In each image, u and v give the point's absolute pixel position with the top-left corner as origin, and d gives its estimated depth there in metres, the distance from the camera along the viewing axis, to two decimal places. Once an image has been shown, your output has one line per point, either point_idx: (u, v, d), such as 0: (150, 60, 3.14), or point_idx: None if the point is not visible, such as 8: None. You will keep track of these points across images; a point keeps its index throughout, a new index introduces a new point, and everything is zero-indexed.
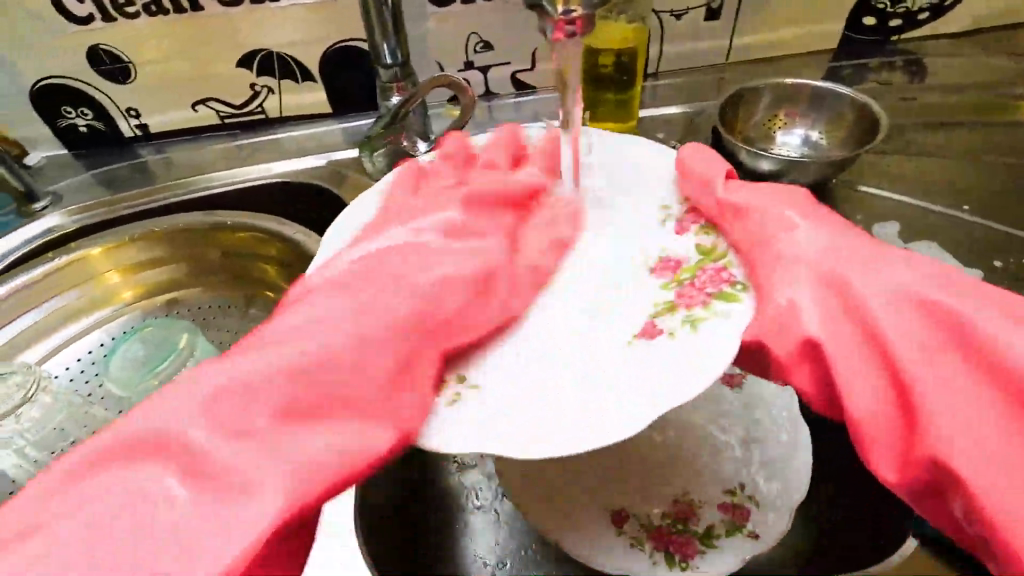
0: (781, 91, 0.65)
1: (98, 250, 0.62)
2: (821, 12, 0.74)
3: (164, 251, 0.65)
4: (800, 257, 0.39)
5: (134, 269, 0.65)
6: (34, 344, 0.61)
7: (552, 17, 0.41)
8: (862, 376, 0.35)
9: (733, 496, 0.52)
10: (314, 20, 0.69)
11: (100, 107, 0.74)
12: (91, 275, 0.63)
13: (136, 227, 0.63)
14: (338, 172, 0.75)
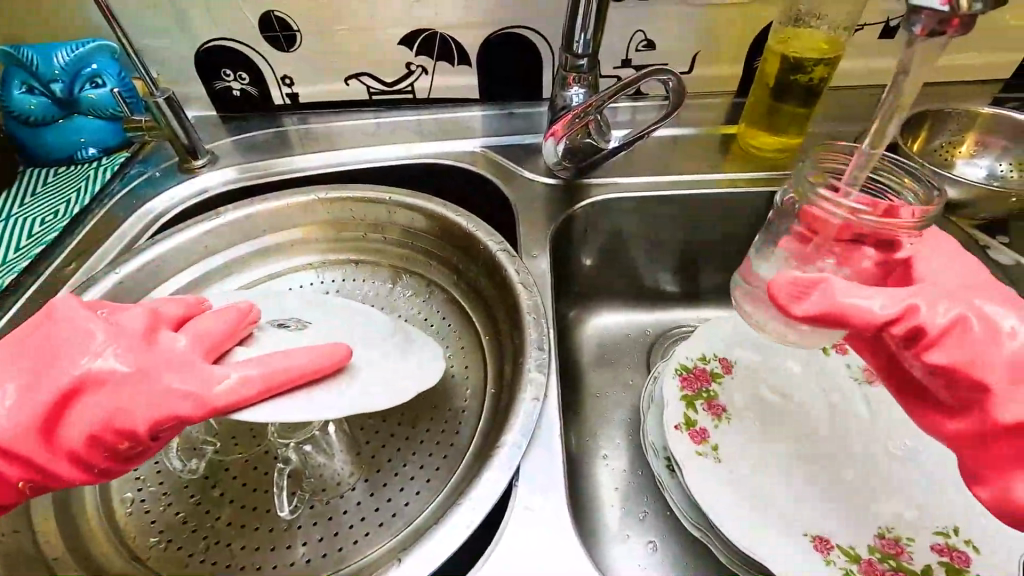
0: (972, 117, 0.62)
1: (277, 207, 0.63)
2: (1000, 38, 0.71)
3: (336, 218, 0.64)
4: (895, 295, 0.36)
5: (308, 229, 0.65)
6: (212, 285, 0.62)
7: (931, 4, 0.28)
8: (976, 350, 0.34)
9: (946, 536, 0.42)
10: (486, 3, 0.68)
11: (256, 72, 0.75)
12: (270, 228, 0.64)
13: (326, 188, 0.63)
14: (482, 156, 0.74)
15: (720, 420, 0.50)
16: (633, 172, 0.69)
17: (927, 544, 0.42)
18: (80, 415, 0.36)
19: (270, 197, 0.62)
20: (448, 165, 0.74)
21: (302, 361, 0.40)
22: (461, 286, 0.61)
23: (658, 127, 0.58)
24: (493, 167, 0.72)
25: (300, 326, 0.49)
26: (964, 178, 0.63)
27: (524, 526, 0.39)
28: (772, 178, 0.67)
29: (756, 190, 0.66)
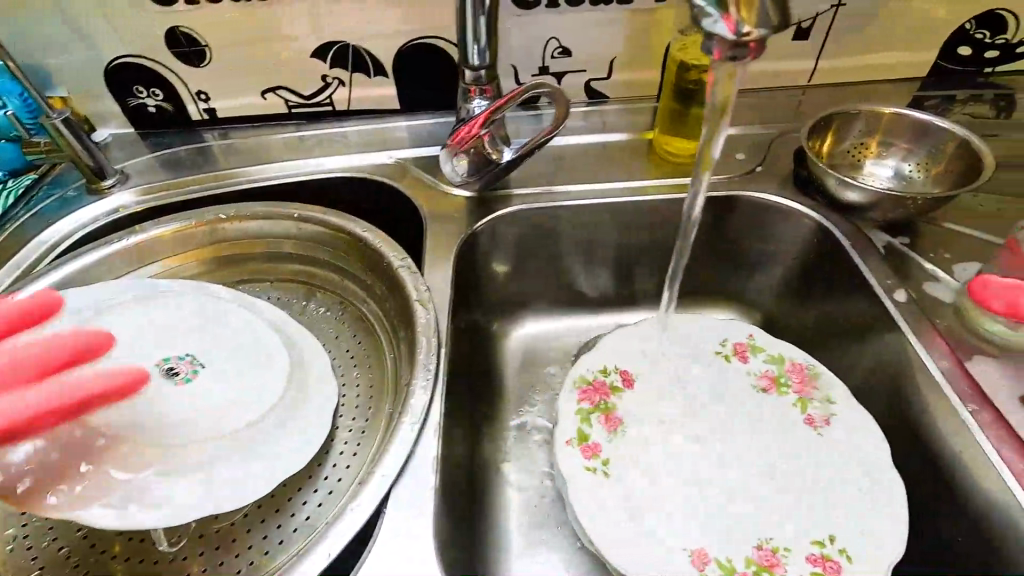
0: (877, 119, 0.62)
1: (167, 233, 0.61)
2: (912, 38, 0.72)
3: (234, 239, 0.63)
4: None
5: (206, 251, 0.63)
6: None
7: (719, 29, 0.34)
8: None
9: (822, 546, 0.43)
10: (394, 13, 0.67)
11: (170, 88, 0.74)
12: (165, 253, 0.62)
13: (222, 207, 0.62)
14: (402, 168, 0.73)
15: (614, 432, 0.49)
16: (549, 181, 0.69)
17: (802, 552, 0.42)
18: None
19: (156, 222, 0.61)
20: (367, 178, 0.73)
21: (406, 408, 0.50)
22: (368, 302, 0.61)
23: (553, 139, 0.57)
24: (412, 179, 0.71)
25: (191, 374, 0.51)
26: (872, 180, 0.63)
27: (387, 554, 0.38)
28: None
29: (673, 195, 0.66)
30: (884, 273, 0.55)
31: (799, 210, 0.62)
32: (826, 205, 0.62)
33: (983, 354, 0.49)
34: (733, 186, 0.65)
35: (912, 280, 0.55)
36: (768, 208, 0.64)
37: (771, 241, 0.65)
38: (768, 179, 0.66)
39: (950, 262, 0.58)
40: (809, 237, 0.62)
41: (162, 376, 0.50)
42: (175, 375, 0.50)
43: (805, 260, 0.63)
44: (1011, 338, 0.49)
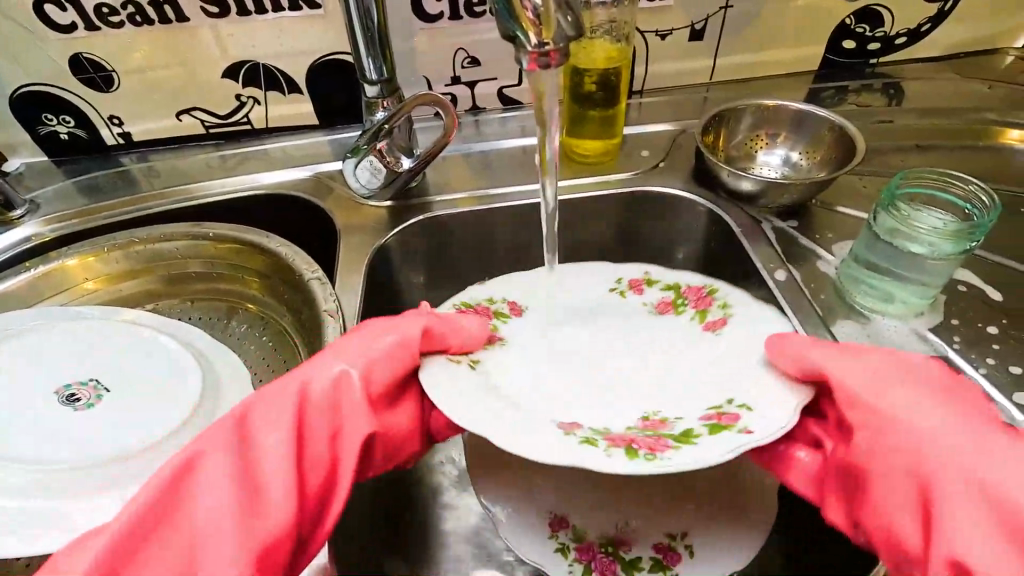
0: (762, 113, 0.66)
1: (74, 261, 0.61)
2: (800, 35, 0.76)
3: (144, 262, 0.63)
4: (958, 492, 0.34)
5: (117, 276, 0.63)
6: None
7: (524, 46, 0.37)
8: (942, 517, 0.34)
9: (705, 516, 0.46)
10: (300, 31, 0.68)
11: (80, 114, 0.73)
12: (73, 282, 0.62)
13: (127, 233, 0.62)
14: (321, 182, 0.74)
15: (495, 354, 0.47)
16: (465, 187, 0.71)
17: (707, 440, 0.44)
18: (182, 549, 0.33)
19: (61, 252, 0.61)
20: (288, 194, 0.74)
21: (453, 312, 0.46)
22: (286, 316, 0.62)
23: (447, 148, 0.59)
24: (331, 193, 0.73)
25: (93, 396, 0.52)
26: (764, 169, 0.67)
27: None
28: (608, 181, 0.68)
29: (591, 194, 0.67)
30: (769, 256, 0.59)
31: (698, 202, 0.66)
32: (722, 196, 0.65)
33: (857, 325, 0.53)
34: (638, 182, 0.68)
35: (797, 260, 0.59)
36: (670, 201, 0.67)
37: (677, 232, 0.69)
38: (670, 173, 0.69)
39: (834, 241, 0.62)
40: (709, 226, 0.66)
41: (61, 404, 0.51)
42: (76, 402, 0.51)
43: (708, 248, 0.67)
44: (880, 308, 0.53)
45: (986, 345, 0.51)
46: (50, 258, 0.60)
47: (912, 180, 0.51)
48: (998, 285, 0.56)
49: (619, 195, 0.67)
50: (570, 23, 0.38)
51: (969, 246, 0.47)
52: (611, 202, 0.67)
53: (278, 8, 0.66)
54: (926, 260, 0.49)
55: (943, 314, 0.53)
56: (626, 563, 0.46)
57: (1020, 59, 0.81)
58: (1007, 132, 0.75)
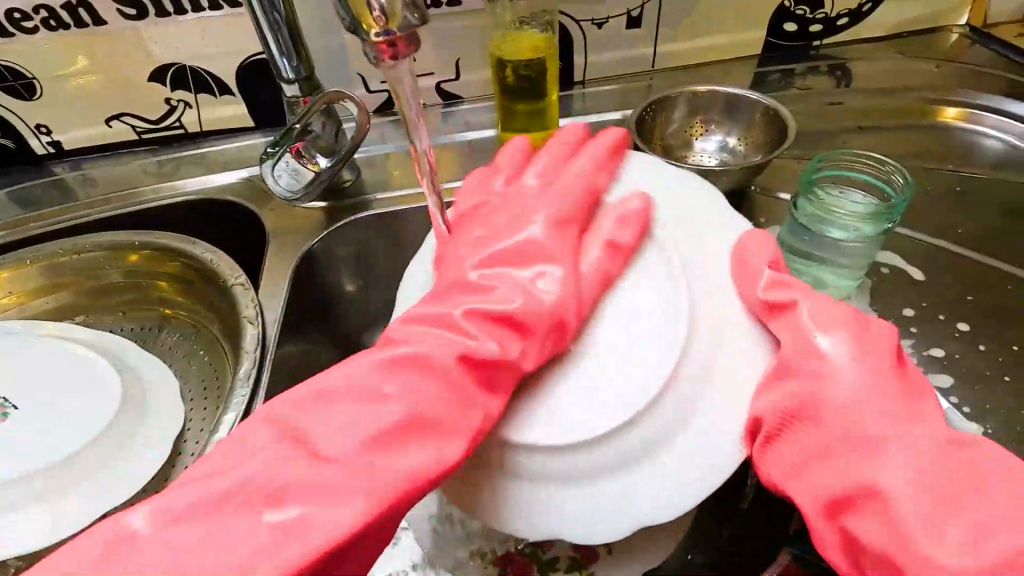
0: (695, 100, 0.65)
1: None
2: (740, 18, 0.75)
3: (67, 274, 0.61)
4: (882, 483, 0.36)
5: (40, 290, 0.62)
6: None
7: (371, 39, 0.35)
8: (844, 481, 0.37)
9: None
10: (225, 32, 0.67)
11: (6, 124, 0.71)
12: None
13: (46, 246, 0.60)
14: (258, 185, 0.73)
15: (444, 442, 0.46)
16: (403, 184, 0.70)
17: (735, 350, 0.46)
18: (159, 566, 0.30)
19: None
20: (223, 199, 0.72)
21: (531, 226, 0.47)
22: (215, 324, 0.60)
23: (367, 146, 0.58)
24: (266, 195, 0.71)
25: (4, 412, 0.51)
26: (702, 157, 0.66)
27: None
28: None
29: None
30: None
31: None
32: None
33: None
34: None
35: None
36: None
37: None
38: None
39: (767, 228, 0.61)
40: None
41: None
42: None
43: None
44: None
45: (906, 328, 0.51)
46: None
47: (829, 164, 0.50)
48: (924, 265, 0.56)
49: None
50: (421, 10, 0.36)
51: (888, 228, 0.46)
52: None
53: (199, 9, 0.64)
54: (848, 244, 0.48)
55: (870, 298, 0.53)
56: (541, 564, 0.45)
57: (963, 36, 0.80)
58: (941, 111, 0.74)
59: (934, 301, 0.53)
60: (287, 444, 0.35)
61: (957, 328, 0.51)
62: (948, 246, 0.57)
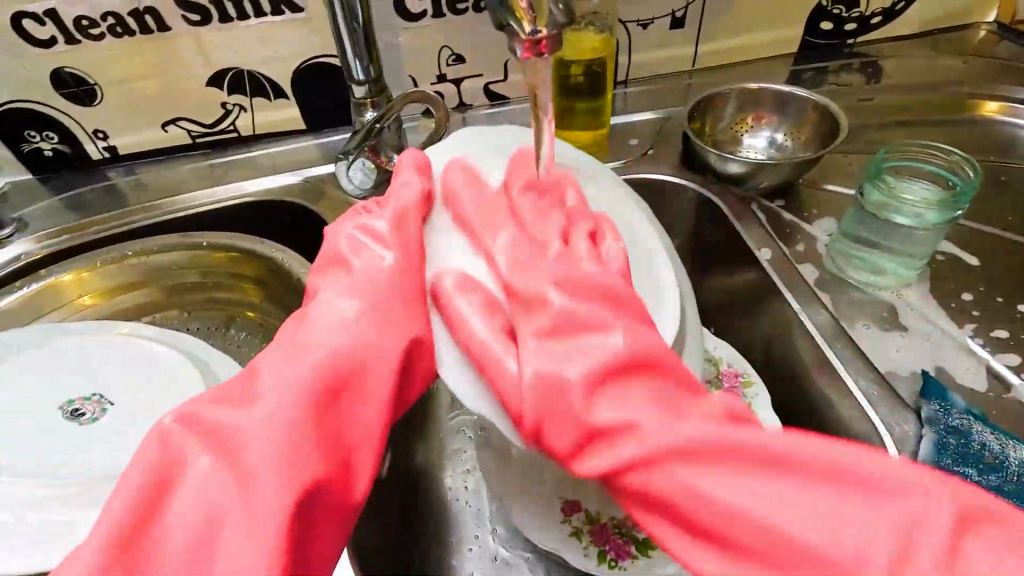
0: (744, 97, 0.67)
1: (68, 277, 0.61)
2: (778, 17, 0.77)
3: (138, 275, 0.63)
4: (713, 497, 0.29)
5: (111, 292, 0.63)
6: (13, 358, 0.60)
7: (518, 34, 0.37)
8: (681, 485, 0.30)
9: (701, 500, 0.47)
10: (284, 36, 0.68)
11: (64, 130, 0.72)
12: (67, 299, 0.61)
13: (119, 248, 0.61)
14: (313, 186, 0.74)
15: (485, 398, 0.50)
16: None
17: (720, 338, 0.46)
18: (193, 533, 0.29)
19: (54, 269, 0.60)
20: (280, 200, 0.74)
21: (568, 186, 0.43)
22: (286, 322, 0.62)
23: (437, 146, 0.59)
24: (323, 196, 0.73)
25: (101, 408, 0.52)
26: (751, 152, 0.68)
27: None
28: None
29: None
30: (760, 237, 0.60)
31: (687, 185, 0.66)
32: (713, 180, 0.65)
33: (850, 300, 0.54)
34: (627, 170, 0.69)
35: (784, 242, 0.60)
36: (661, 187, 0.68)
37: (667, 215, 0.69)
38: (658, 160, 0.70)
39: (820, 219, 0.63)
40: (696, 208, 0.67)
41: (67, 419, 0.51)
42: (81, 417, 0.51)
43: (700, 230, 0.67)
44: (872, 283, 0.54)
45: (966, 311, 0.53)
46: (42, 276, 0.60)
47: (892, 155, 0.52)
48: (976, 251, 0.58)
49: None
50: (561, 12, 0.38)
51: (954, 214, 0.48)
52: None
53: (260, 14, 0.66)
54: (913, 230, 0.50)
55: (929, 284, 0.55)
56: (639, 542, 0.46)
57: (991, 32, 0.83)
58: (984, 105, 0.77)
59: (990, 285, 0.55)
60: (280, 362, 0.35)
61: (1018, 309, 0.53)
62: (998, 233, 0.59)
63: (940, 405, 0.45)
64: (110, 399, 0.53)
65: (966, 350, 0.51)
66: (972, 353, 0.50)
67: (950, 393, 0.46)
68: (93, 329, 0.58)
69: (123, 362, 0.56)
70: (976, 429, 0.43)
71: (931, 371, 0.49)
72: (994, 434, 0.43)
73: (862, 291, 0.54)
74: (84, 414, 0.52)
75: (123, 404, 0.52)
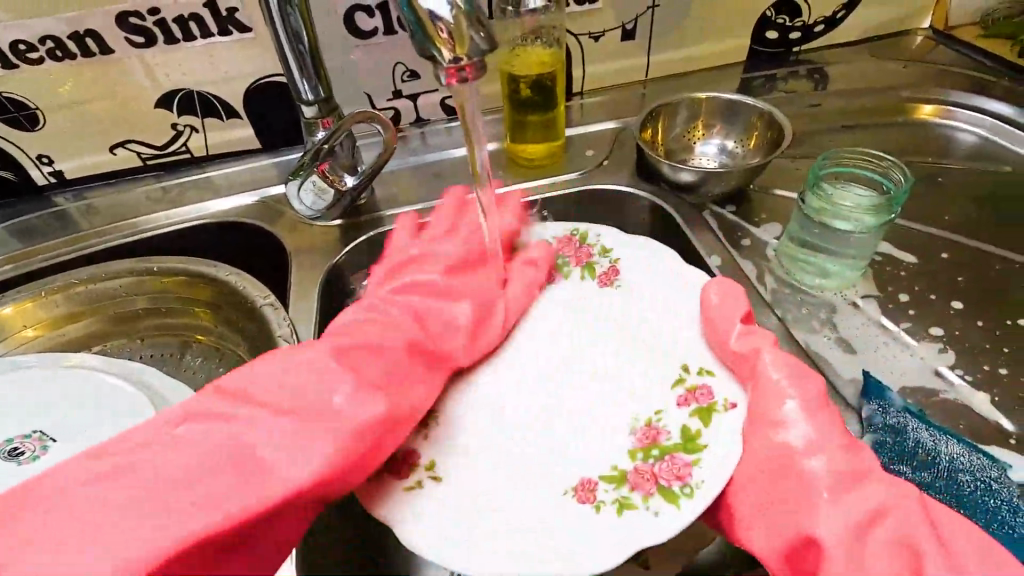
0: (694, 106, 0.69)
1: (10, 309, 0.58)
2: (726, 28, 0.79)
3: (86, 303, 0.61)
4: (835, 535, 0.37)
5: (57, 322, 0.61)
6: None
7: (442, 63, 0.38)
8: (800, 519, 0.38)
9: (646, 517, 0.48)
10: (233, 56, 0.67)
11: (6, 156, 0.70)
12: (9, 332, 0.59)
13: (63, 277, 0.60)
14: (269, 206, 0.73)
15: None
16: (416, 199, 0.72)
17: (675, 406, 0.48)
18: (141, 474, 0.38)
19: None
20: (235, 221, 0.72)
21: (765, 360, 0.44)
22: (243, 346, 0.61)
23: (388, 164, 0.59)
24: (279, 215, 0.72)
25: (43, 446, 0.50)
26: (703, 159, 0.70)
27: None
28: (554, 183, 0.69)
29: (539, 196, 0.68)
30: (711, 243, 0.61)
31: (642, 194, 0.67)
32: (667, 188, 0.66)
33: (797, 302, 0.55)
34: (584, 181, 0.69)
35: (736, 247, 0.61)
36: (617, 196, 0.68)
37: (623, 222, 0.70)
38: (614, 170, 0.71)
39: (770, 224, 0.65)
40: (650, 217, 0.68)
41: (5, 459, 0.49)
42: (22, 457, 0.50)
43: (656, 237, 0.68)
44: (817, 284, 0.56)
45: (905, 310, 0.55)
46: None
47: (832, 162, 0.54)
48: (914, 251, 0.60)
49: (565, 194, 0.68)
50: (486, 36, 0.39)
51: (890, 218, 0.50)
52: (559, 203, 0.68)
53: (207, 35, 0.65)
54: (852, 235, 0.52)
55: (872, 284, 0.57)
56: None
57: (928, 38, 0.87)
58: (921, 108, 0.80)
59: (930, 284, 0.57)
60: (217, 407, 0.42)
61: (953, 305, 0.55)
62: (936, 233, 0.62)
63: (878, 404, 0.46)
64: (53, 435, 0.51)
65: (904, 346, 0.52)
66: (909, 348, 0.52)
67: (889, 391, 0.47)
68: (36, 362, 0.56)
69: (67, 396, 0.54)
70: (913, 427, 0.45)
71: (870, 370, 0.51)
72: (929, 432, 0.44)
73: (809, 295, 0.56)
74: (26, 454, 0.50)
75: (68, 440, 0.51)
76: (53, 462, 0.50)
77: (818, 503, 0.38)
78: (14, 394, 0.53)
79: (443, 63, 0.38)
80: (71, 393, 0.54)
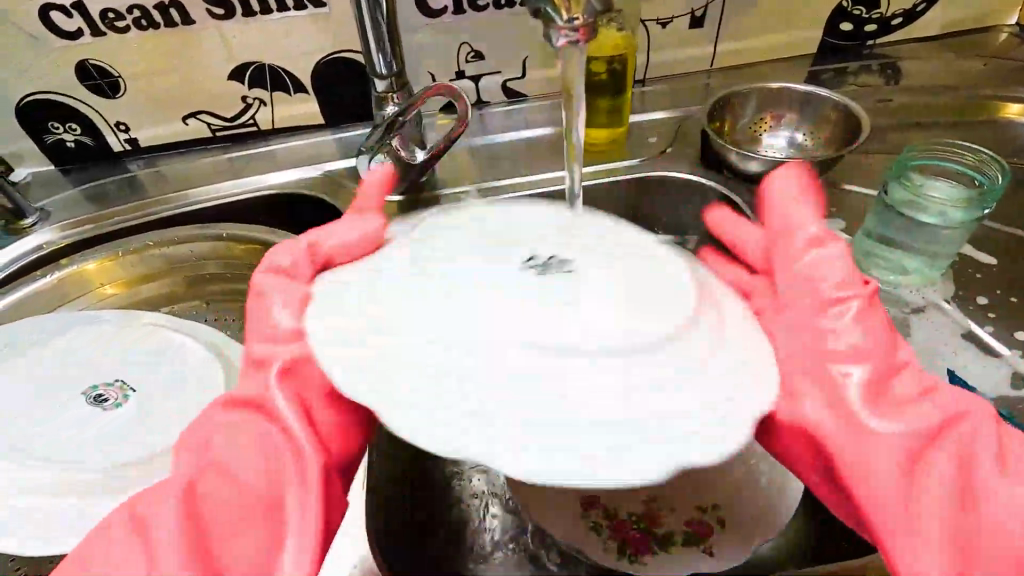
0: (765, 96, 0.67)
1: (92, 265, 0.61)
2: (800, 17, 0.77)
3: (159, 264, 0.63)
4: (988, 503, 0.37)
5: (132, 282, 0.64)
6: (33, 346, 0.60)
7: (555, 22, 0.38)
8: (889, 468, 0.39)
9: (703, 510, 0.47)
10: (306, 31, 0.69)
11: (87, 122, 0.73)
12: (88, 289, 0.62)
13: (142, 236, 0.63)
14: (331, 180, 0.75)
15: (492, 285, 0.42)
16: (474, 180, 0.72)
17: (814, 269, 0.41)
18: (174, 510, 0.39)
19: (78, 258, 0.61)
20: (298, 194, 0.74)
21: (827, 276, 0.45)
22: None
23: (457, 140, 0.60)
24: (340, 190, 0.73)
25: (121, 396, 0.52)
26: (770, 151, 0.68)
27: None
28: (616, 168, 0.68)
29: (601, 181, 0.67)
30: None
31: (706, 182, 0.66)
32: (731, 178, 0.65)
33: None
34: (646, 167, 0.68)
35: None
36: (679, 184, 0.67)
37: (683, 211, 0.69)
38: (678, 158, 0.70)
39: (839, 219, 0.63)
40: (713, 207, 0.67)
41: (89, 404, 0.52)
42: (104, 403, 0.52)
43: None
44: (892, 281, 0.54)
45: (986, 313, 0.53)
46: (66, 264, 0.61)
47: (919, 153, 0.53)
48: (998, 252, 0.57)
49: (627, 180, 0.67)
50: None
51: (980, 213, 0.48)
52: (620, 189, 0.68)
53: (283, 8, 0.66)
54: (937, 229, 0.50)
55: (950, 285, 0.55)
56: (658, 539, 0.46)
57: (1012, 35, 0.83)
58: (1004, 107, 0.76)
59: (1014, 287, 0.55)
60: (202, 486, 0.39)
61: None
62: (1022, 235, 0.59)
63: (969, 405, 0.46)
64: (130, 385, 0.53)
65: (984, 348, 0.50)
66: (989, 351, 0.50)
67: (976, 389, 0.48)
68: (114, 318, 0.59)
69: (142, 351, 0.56)
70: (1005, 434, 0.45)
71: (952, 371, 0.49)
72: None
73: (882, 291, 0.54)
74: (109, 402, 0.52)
75: (144, 391, 0.53)
76: (129, 410, 0.51)
77: (887, 448, 0.40)
78: (92, 346, 0.56)
79: (555, 22, 0.37)
80: (145, 348, 0.56)
